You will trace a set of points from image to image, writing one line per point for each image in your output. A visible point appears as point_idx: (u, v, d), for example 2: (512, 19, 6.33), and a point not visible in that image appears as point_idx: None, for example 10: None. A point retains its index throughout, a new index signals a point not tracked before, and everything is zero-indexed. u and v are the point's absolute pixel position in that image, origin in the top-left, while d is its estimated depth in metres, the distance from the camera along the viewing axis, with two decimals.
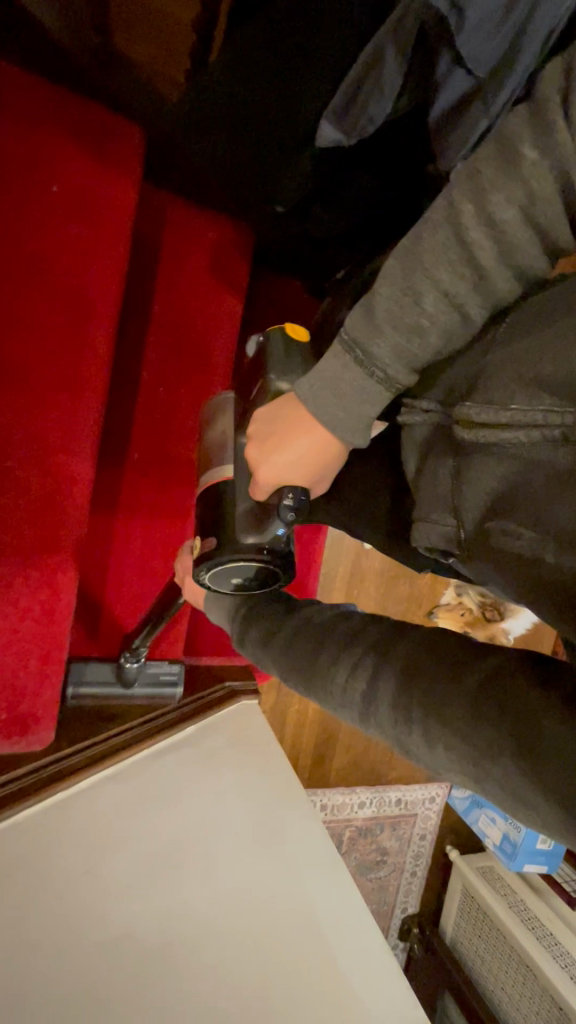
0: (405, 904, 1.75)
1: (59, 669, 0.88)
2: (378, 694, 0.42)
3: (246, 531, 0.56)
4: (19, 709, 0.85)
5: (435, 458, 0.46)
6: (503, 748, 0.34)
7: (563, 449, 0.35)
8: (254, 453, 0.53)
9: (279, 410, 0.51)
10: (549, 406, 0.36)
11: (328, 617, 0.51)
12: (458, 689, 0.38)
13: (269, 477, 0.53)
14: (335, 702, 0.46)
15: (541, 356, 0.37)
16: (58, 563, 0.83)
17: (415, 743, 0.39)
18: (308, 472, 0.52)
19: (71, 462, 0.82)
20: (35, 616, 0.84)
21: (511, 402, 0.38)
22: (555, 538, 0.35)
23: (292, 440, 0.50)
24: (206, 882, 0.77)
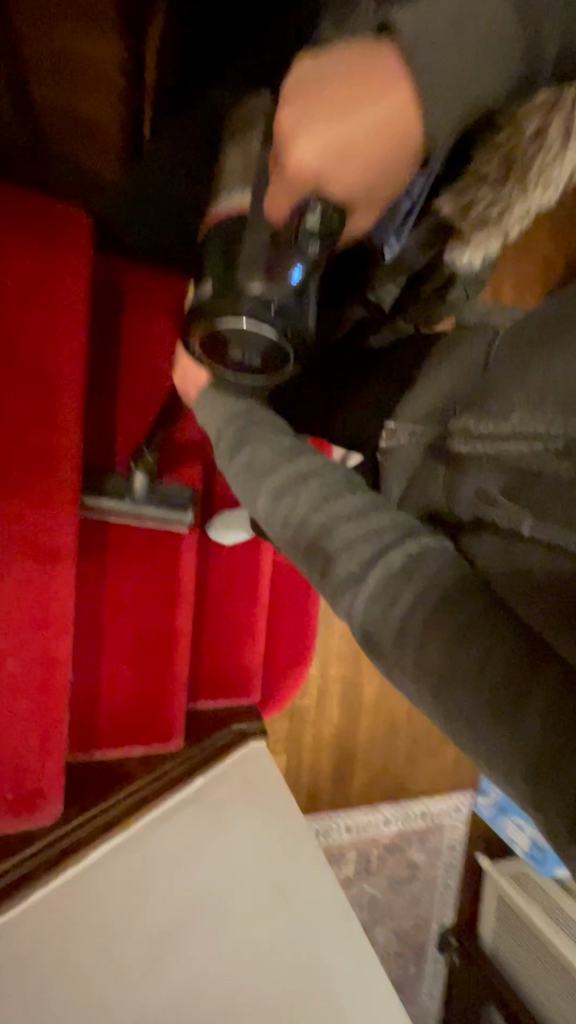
0: (440, 917, 1.72)
1: (62, 743, 0.84)
2: (364, 576, 0.36)
3: (251, 280, 0.45)
4: (23, 786, 0.81)
5: (423, 474, 0.44)
6: (481, 703, 0.30)
7: (566, 463, 0.33)
8: (295, 120, 0.42)
9: (347, 55, 0.41)
10: (552, 418, 0.35)
11: (316, 482, 0.42)
12: (463, 648, 0.31)
13: (304, 159, 0.41)
14: (316, 569, 0.39)
15: (544, 366, 0.37)
16: (50, 636, 0.81)
17: (394, 662, 0.34)
18: (349, 169, 0.42)
19: (49, 533, 0.80)
20: (30, 695, 0.81)
21: (512, 412, 0.37)
22: (532, 521, 0.34)
23: (368, 94, 0.40)
24: (217, 952, 0.75)
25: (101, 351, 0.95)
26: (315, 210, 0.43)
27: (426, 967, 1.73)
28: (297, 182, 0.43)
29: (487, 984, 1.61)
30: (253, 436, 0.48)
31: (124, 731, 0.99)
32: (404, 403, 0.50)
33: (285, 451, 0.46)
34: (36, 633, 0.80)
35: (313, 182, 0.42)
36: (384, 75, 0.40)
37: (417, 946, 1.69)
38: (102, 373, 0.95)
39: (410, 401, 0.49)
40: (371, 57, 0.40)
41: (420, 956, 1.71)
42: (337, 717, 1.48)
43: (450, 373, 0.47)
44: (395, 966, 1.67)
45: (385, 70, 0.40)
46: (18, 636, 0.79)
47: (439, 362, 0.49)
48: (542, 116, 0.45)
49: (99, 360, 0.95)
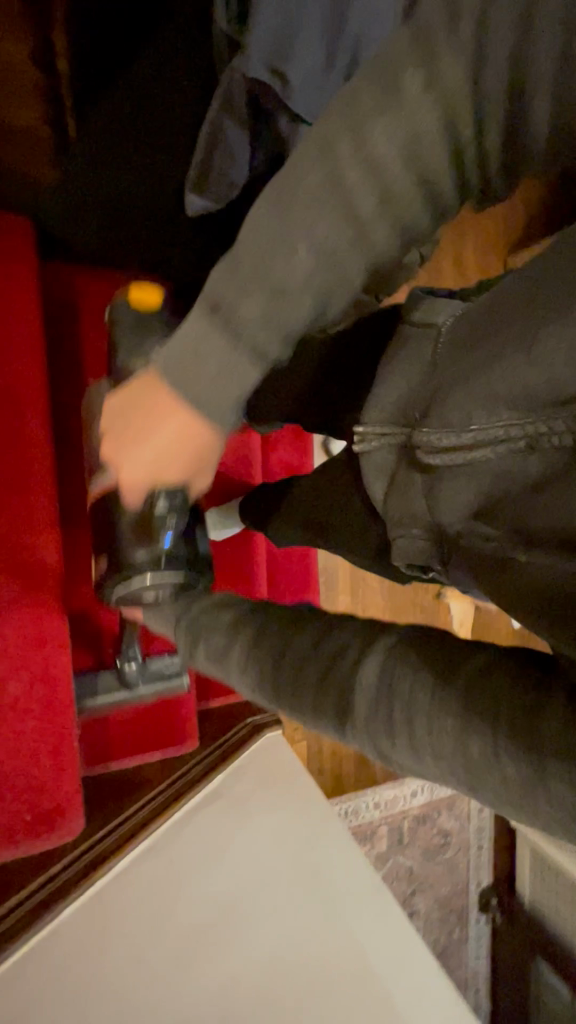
0: (478, 879, 1.74)
1: (75, 757, 0.84)
2: (351, 706, 0.36)
3: (137, 546, 0.61)
4: (41, 806, 0.81)
5: (403, 476, 0.45)
6: (500, 749, 0.29)
7: (533, 459, 0.33)
8: (113, 451, 0.45)
9: (132, 391, 0.43)
10: (509, 419, 0.33)
11: (276, 633, 0.44)
12: (444, 699, 0.31)
13: (134, 477, 0.45)
14: (302, 710, 0.40)
15: (489, 365, 0.34)
16: (49, 651, 0.81)
17: (398, 754, 0.34)
18: (177, 470, 0.44)
19: (36, 554, 0.80)
20: (36, 712, 0.81)
21: (471, 421, 0.35)
22: (526, 549, 0.32)
23: (153, 422, 0.41)
24: (250, 945, 0.75)
25: (68, 366, 0.93)
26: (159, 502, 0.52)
27: (470, 931, 1.75)
28: (133, 488, 0.46)
29: (531, 938, 1.63)
30: (204, 630, 0.50)
31: (135, 741, 1.01)
32: (368, 406, 0.50)
33: (245, 614, 0.49)
34: (38, 651, 0.80)
35: (145, 484, 0.45)
36: (190, 374, 0.39)
37: (459, 911, 1.71)
38: (66, 388, 0.92)
39: (375, 403, 0.49)
40: (154, 385, 0.41)
41: (464, 920, 1.73)
42: None
43: (407, 379, 0.46)
44: (439, 932, 1.70)
45: (173, 394, 0.40)
46: (21, 656, 0.79)
47: (396, 359, 0.48)
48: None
49: (65, 373, 0.93)
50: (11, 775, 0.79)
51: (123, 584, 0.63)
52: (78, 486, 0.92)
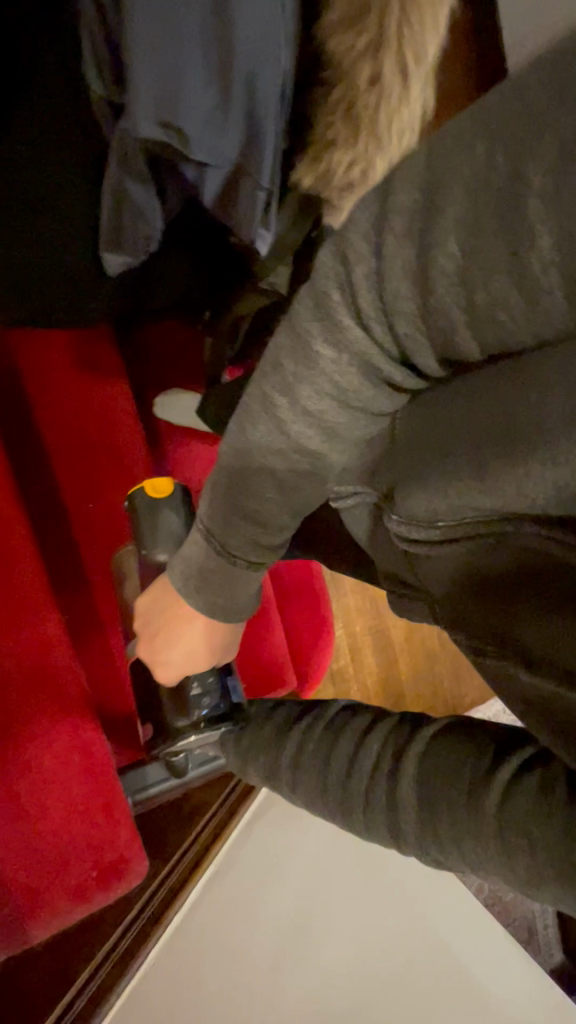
0: None
1: (124, 806, 0.87)
2: (400, 822, 0.41)
3: (176, 720, 0.61)
4: (105, 859, 0.85)
5: (387, 541, 0.46)
6: (545, 874, 0.32)
7: (497, 549, 0.34)
8: (150, 651, 0.56)
9: (155, 602, 0.55)
10: (474, 514, 0.35)
11: (309, 746, 0.48)
12: (477, 807, 0.36)
13: (168, 668, 0.56)
14: (358, 820, 0.44)
15: (439, 476, 0.35)
16: (75, 719, 0.83)
17: (448, 856, 0.38)
18: (203, 656, 0.54)
19: (43, 639, 0.81)
20: (77, 777, 0.83)
21: (439, 511, 0.36)
22: (526, 669, 0.34)
23: (177, 631, 0.53)
24: (328, 959, 0.79)
25: (27, 439, 0.90)
26: (194, 685, 0.60)
27: None
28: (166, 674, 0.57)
29: None
30: (251, 750, 0.54)
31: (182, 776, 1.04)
32: None
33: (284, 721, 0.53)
34: (65, 724, 0.82)
35: (178, 670, 0.56)
36: (201, 588, 0.49)
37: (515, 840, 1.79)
38: (29, 453, 0.90)
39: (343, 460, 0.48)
40: (169, 596, 0.53)
41: None
42: (381, 670, 1.49)
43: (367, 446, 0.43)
44: None
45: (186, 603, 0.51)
46: (51, 735, 0.81)
47: None
48: (372, 63, 0.54)
49: (22, 439, 0.90)
50: (70, 841, 0.82)
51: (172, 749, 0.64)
52: (64, 551, 0.91)
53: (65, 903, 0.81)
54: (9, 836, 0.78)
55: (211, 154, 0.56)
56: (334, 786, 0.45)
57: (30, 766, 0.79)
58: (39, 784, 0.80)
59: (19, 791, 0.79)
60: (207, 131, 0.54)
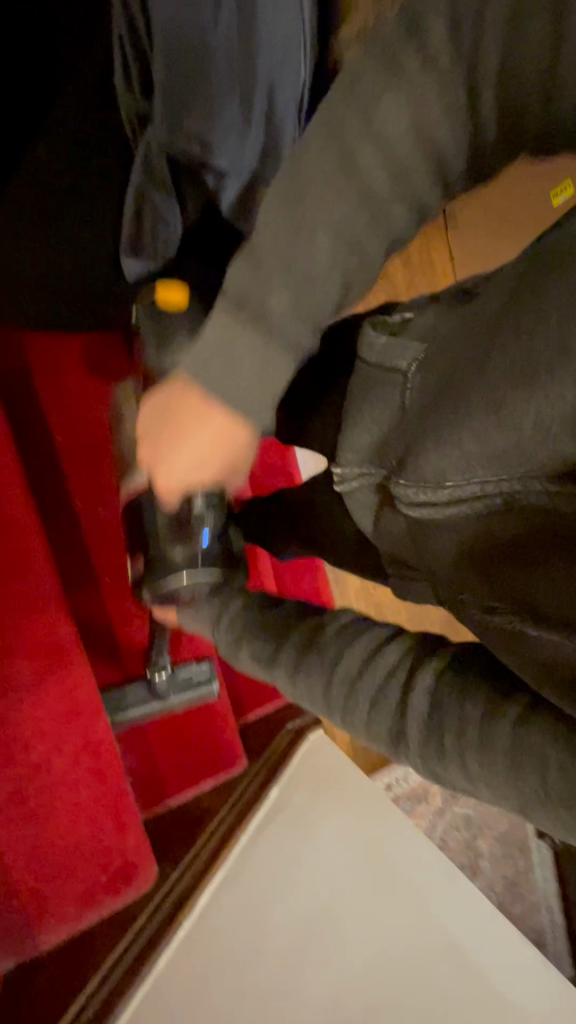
0: None
1: (133, 811, 0.87)
2: (407, 732, 0.42)
3: (174, 547, 0.65)
4: (114, 864, 0.85)
5: (389, 518, 0.46)
6: (548, 791, 0.33)
7: (507, 516, 0.36)
8: (149, 456, 0.49)
9: (164, 395, 0.47)
10: (484, 477, 0.36)
11: (316, 691, 0.49)
12: (491, 730, 0.36)
13: (173, 476, 0.48)
14: (360, 729, 0.46)
15: (460, 426, 0.36)
16: (86, 722, 0.83)
17: (449, 770, 0.39)
18: (209, 471, 0.48)
19: (59, 638, 0.81)
20: (87, 780, 0.83)
21: (446, 478, 0.37)
22: (534, 623, 0.34)
23: (185, 428, 0.45)
24: (345, 948, 0.78)
25: (37, 443, 0.92)
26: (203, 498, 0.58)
27: None
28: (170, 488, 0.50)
29: None
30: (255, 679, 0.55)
31: (189, 755, 1.04)
32: (343, 446, 0.51)
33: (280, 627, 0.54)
34: (75, 726, 0.82)
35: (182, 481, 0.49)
36: (218, 365, 0.42)
37: None
38: (40, 455, 0.92)
39: (348, 443, 0.50)
40: (180, 390, 0.45)
41: None
42: None
43: (377, 419, 0.47)
44: None
45: (200, 401, 0.44)
46: (61, 737, 0.81)
47: (363, 398, 0.49)
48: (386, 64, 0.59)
49: (32, 434, 0.91)
50: (80, 844, 0.82)
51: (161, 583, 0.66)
52: (74, 553, 0.92)
53: (74, 906, 0.81)
54: (18, 840, 0.77)
55: (231, 161, 0.62)
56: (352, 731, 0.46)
57: (41, 766, 0.80)
58: (48, 786, 0.80)
59: (28, 793, 0.79)
60: (230, 140, 0.61)
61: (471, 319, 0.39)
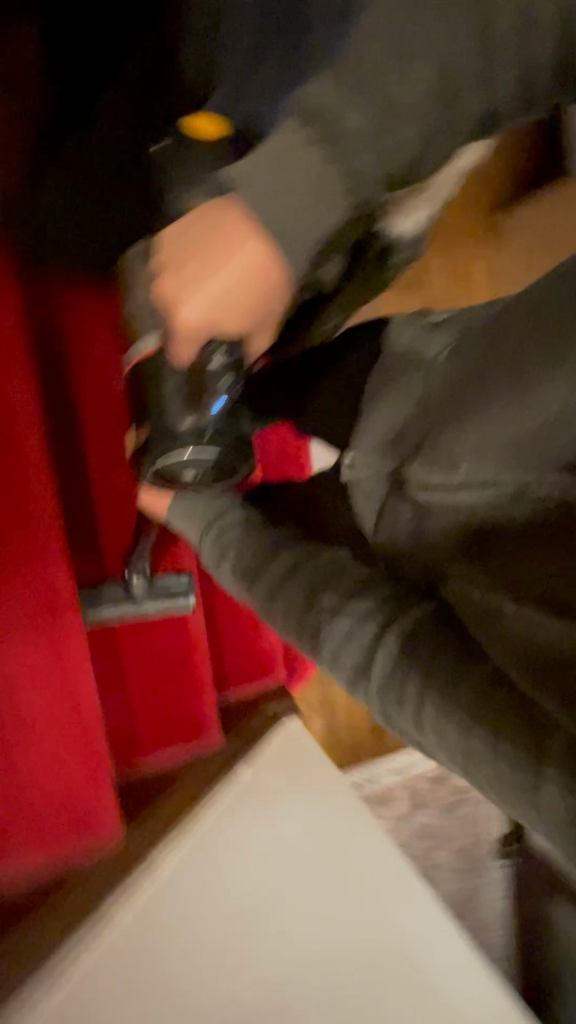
0: None
1: (108, 772, 0.90)
2: (369, 667, 0.41)
3: (182, 417, 0.54)
4: (79, 815, 0.89)
5: (392, 509, 0.45)
6: (502, 765, 0.33)
7: (517, 503, 0.37)
8: (174, 288, 0.47)
9: (200, 222, 0.46)
10: (502, 468, 0.38)
11: (289, 609, 0.49)
12: (457, 685, 0.36)
13: (193, 315, 0.47)
14: (323, 664, 0.45)
15: (492, 413, 0.38)
16: (73, 679, 0.84)
17: (402, 717, 0.39)
18: (236, 314, 0.47)
19: (57, 592, 0.80)
20: (67, 736, 0.85)
21: (462, 462, 0.39)
22: (513, 597, 0.35)
23: (224, 263, 0.45)
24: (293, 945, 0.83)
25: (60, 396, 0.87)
26: (221, 349, 0.49)
27: None
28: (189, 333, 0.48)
29: None
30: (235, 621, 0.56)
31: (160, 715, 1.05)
32: (358, 437, 0.52)
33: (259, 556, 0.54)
34: (62, 686, 0.83)
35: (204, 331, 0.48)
36: (273, 188, 0.44)
37: None
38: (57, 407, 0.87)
39: (365, 433, 0.51)
40: (227, 210, 0.45)
41: None
42: None
43: (397, 406, 0.49)
44: None
45: (242, 212, 0.44)
46: (45, 692, 0.82)
47: (384, 390, 0.51)
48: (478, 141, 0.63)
49: (53, 372, 0.86)
50: (51, 791, 0.86)
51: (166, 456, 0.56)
52: (81, 512, 0.94)
53: (36, 839, 0.88)
54: None
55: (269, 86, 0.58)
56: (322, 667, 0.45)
57: (24, 720, 0.82)
58: (28, 738, 0.83)
59: (8, 739, 0.82)
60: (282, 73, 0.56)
61: (505, 313, 0.42)
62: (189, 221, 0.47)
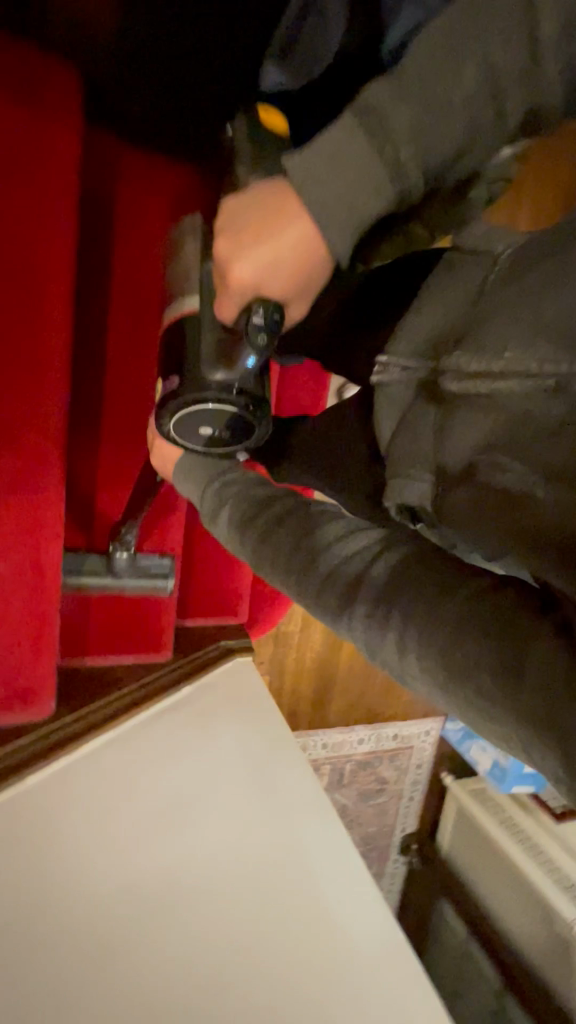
0: (403, 825, 1.82)
1: (53, 645, 0.88)
2: (355, 602, 0.41)
3: (214, 369, 0.58)
4: (16, 683, 0.86)
5: (416, 414, 0.46)
6: (484, 667, 0.33)
7: (555, 402, 0.36)
8: (228, 248, 0.50)
9: (262, 196, 0.49)
10: (545, 356, 0.37)
11: (280, 546, 0.49)
12: (443, 603, 0.36)
13: (240, 270, 0.50)
14: (309, 600, 0.45)
15: (543, 304, 0.38)
16: (40, 538, 0.84)
17: (386, 651, 0.38)
18: (285, 277, 0.49)
19: (47, 442, 0.81)
20: (22, 592, 0.84)
21: (506, 351, 0.39)
22: (545, 479, 0.35)
23: (276, 230, 0.48)
24: (201, 836, 0.78)
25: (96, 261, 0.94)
26: (260, 309, 0.52)
27: (387, 866, 1.84)
28: (238, 288, 0.51)
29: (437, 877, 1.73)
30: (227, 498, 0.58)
31: (119, 635, 1.05)
32: (395, 339, 0.51)
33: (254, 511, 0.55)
34: (29, 540, 0.83)
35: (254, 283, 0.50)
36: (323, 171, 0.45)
37: (379, 851, 1.80)
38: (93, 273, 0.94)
39: (403, 337, 0.50)
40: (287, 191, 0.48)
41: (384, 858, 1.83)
42: (321, 641, 1.53)
43: (446, 307, 0.48)
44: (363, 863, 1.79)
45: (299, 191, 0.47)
46: (11, 540, 0.82)
47: (432, 292, 0.50)
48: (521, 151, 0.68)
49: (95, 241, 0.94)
50: None
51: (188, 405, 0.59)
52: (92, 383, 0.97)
53: None
54: None
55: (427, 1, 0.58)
56: (308, 595, 0.45)
57: None
58: None
59: None
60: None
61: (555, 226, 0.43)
62: (253, 192, 0.50)
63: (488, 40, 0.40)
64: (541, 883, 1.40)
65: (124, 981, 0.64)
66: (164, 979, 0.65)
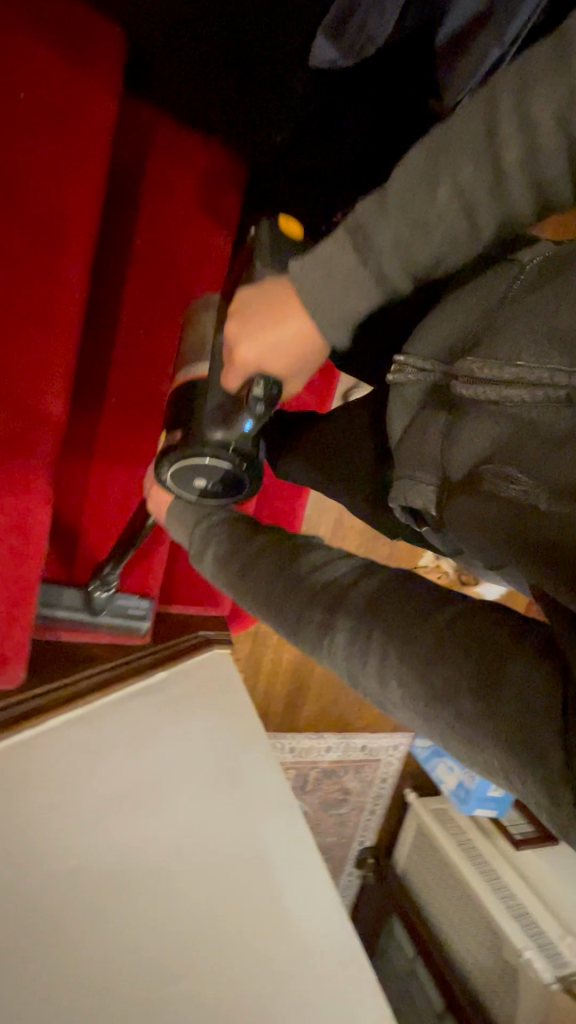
0: (362, 838, 1.81)
1: (29, 614, 0.87)
2: (335, 626, 0.40)
3: (214, 426, 0.60)
4: None
5: (425, 418, 0.46)
6: (465, 689, 0.32)
7: (565, 410, 0.36)
8: (236, 330, 0.53)
9: (272, 288, 0.52)
10: (557, 364, 0.36)
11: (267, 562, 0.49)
12: (424, 625, 0.36)
13: (244, 351, 0.53)
14: (288, 625, 0.44)
15: (552, 311, 0.38)
16: (29, 500, 0.77)
17: (365, 678, 0.38)
18: (284, 362, 0.52)
19: (44, 406, 0.80)
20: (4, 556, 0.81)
21: (519, 358, 0.38)
22: (549, 493, 0.35)
23: (278, 324, 0.50)
24: (164, 820, 0.77)
25: (117, 239, 1.00)
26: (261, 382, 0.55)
27: (342, 878, 1.83)
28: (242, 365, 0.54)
29: (391, 894, 1.72)
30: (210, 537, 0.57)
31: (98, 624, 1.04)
32: (413, 337, 0.50)
33: (245, 535, 0.55)
34: (16, 502, 0.77)
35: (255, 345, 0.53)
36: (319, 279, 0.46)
37: (335, 861, 1.79)
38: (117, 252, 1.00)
39: (421, 338, 0.49)
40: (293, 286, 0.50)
41: (339, 869, 1.82)
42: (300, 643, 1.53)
43: (468, 308, 0.47)
44: None
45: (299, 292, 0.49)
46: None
47: (454, 294, 0.49)
48: None
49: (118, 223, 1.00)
50: None
51: (185, 457, 0.61)
52: (102, 362, 1.00)
53: None
54: None
55: None
56: (289, 614, 0.44)
57: None
58: None
59: None
60: None
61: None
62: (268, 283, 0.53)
63: (467, 137, 0.39)
64: (494, 907, 1.40)
65: (72, 959, 0.62)
66: (112, 959, 0.64)
